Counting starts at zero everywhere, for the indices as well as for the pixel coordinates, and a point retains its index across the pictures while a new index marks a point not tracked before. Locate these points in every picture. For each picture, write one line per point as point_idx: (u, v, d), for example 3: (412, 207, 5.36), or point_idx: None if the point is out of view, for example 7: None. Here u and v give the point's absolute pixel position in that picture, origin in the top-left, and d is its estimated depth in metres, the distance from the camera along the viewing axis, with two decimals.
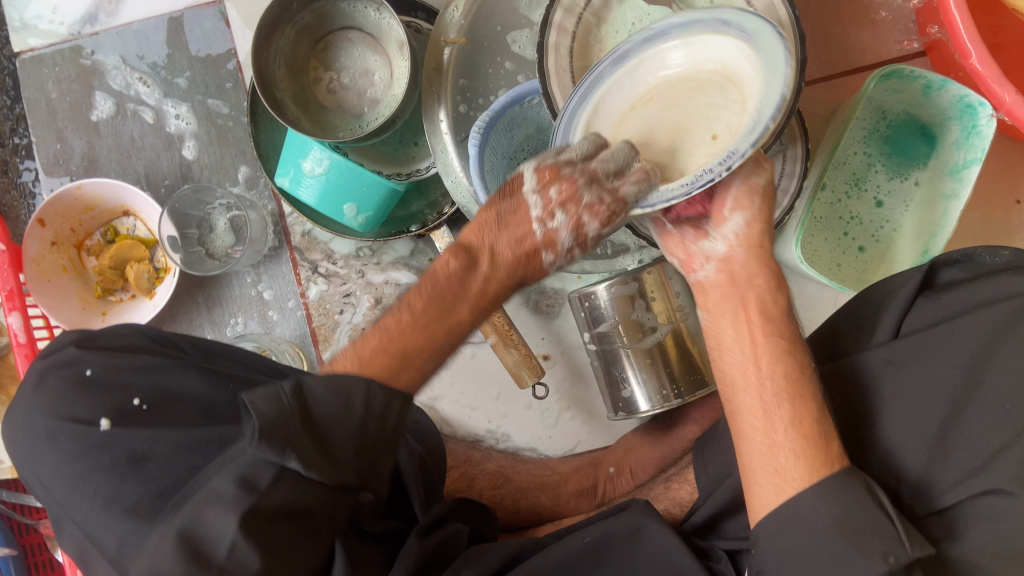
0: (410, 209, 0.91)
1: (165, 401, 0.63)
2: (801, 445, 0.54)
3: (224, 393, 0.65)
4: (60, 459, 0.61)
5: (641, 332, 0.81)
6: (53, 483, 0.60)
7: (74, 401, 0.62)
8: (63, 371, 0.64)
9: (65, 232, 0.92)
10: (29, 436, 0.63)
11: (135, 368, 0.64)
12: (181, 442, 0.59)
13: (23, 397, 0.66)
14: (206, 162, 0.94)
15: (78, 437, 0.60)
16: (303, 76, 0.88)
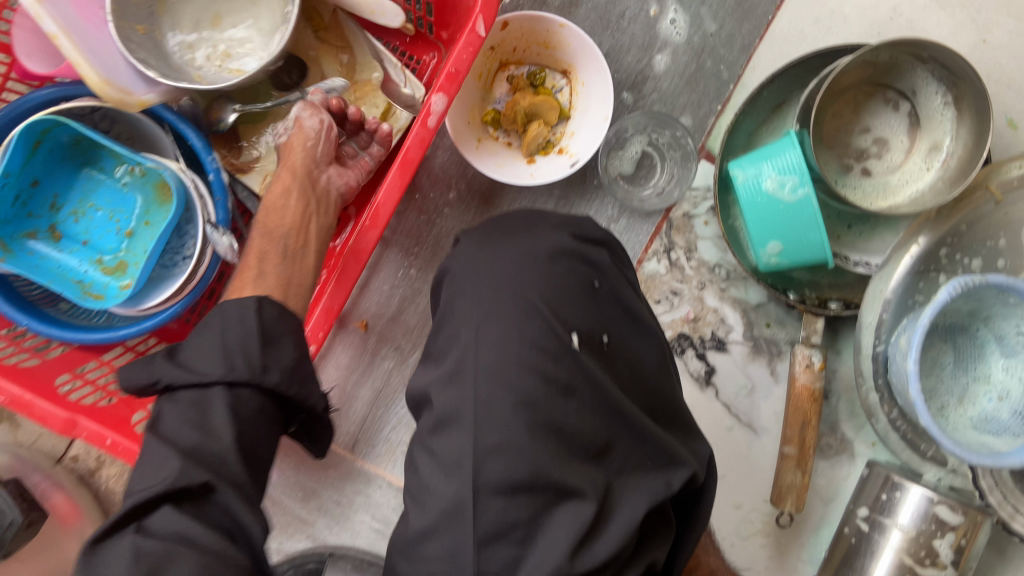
0: (795, 275, 0.85)
1: (619, 356, 0.60)
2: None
3: (653, 385, 0.62)
4: (513, 324, 0.56)
5: (928, 559, 0.77)
6: (487, 339, 0.55)
7: (575, 299, 0.59)
8: (574, 263, 0.61)
9: (508, 48, 0.85)
10: (498, 275, 0.59)
11: (622, 309, 0.62)
12: (604, 399, 0.56)
13: (521, 245, 0.61)
14: (663, 88, 0.87)
15: (542, 326, 0.56)
16: (832, 100, 0.81)
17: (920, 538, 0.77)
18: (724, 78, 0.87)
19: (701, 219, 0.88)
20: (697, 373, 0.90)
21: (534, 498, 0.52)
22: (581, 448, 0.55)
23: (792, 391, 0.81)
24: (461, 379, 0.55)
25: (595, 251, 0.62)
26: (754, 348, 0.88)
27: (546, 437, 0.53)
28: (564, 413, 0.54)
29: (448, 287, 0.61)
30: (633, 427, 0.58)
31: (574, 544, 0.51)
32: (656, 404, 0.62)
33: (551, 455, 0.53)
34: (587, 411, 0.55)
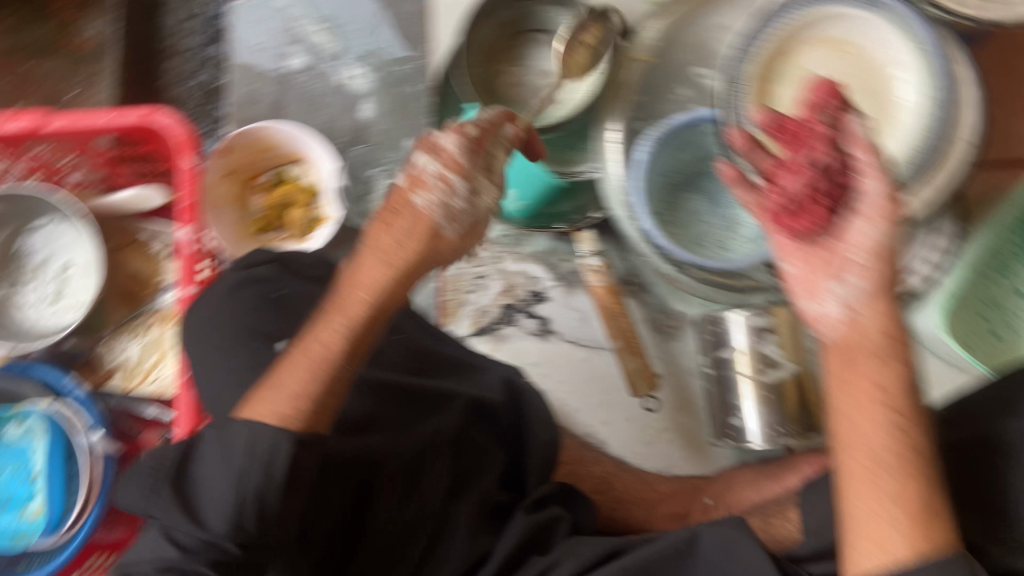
0: (560, 208, 0.94)
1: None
2: (906, 520, 0.47)
3: (403, 352, 0.74)
4: (235, 367, 0.63)
5: (766, 366, 0.83)
6: (219, 393, 0.62)
7: (264, 316, 0.66)
8: (253, 286, 0.68)
9: (243, 166, 0.99)
10: (206, 333, 0.66)
11: (320, 301, 0.69)
12: (360, 381, 0.68)
13: (209, 300, 0.68)
14: (380, 129, 1.00)
15: (252, 354, 0.63)
16: (491, 66, 0.94)
17: (757, 351, 0.83)
18: (420, 95, 1.00)
19: None
20: (535, 329, 0.98)
21: (341, 488, 0.62)
22: (345, 425, 0.64)
23: (597, 295, 0.92)
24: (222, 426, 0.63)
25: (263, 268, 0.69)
26: (567, 283, 0.97)
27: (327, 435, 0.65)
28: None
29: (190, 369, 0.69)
30: (402, 391, 0.69)
31: (389, 508, 0.63)
32: (414, 357, 0.74)
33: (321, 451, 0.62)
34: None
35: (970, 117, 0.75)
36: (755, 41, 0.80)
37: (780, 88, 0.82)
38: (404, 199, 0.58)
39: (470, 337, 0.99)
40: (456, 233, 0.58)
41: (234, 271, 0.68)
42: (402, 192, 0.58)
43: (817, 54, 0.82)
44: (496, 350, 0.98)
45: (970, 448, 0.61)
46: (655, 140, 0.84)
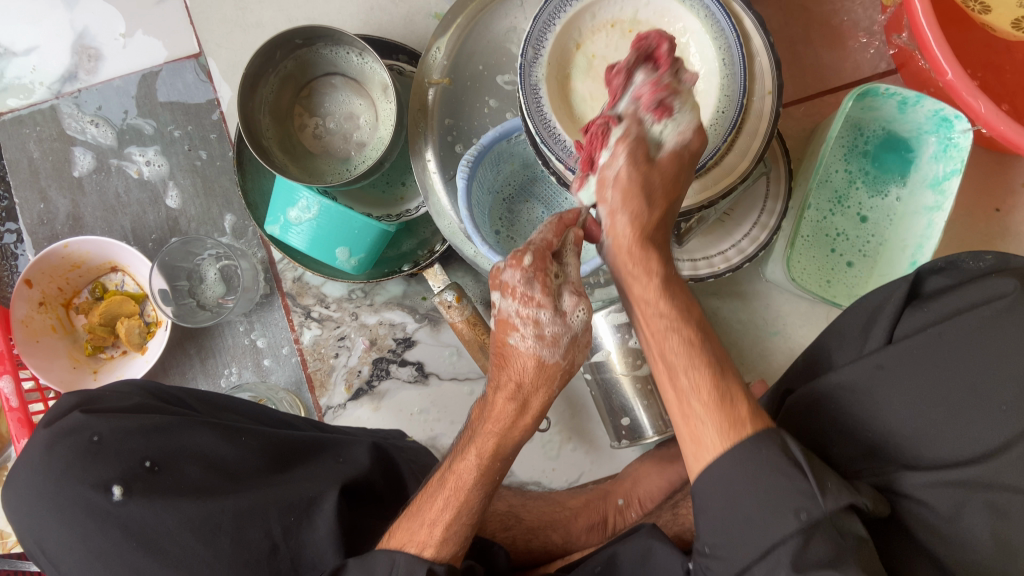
0: (404, 248, 0.93)
1: (178, 464, 0.60)
2: (707, 411, 0.55)
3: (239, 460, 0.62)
4: (72, 535, 0.57)
5: (639, 359, 0.81)
6: (67, 559, 0.57)
7: (81, 471, 0.57)
8: (67, 441, 0.59)
9: (53, 291, 0.91)
10: (31, 507, 0.58)
11: (142, 431, 0.60)
12: (192, 515, 0.57)
13: (26, 468, 0.60)
14: (193, 214, 0.94)
15: (85, 514, 0.56)
16: (289, 123, 0.88)
17: (627, 346, 0.81)
18: (226, 168, 0.94)
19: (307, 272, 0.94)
20: (411, 376, 0.94)
21: None
22: (213, 556, 0.56)
23: (460, 331, 0.86)
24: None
25: (71, 417, 0.60)
26: (430, 321, 0.94)
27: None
28: (164, 556, 0.56)
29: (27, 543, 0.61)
30: (241, 510, 0.58)
31: None
32: (265, 453, 0.64)
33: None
34: (183, 537, 0.56)
35: (768, 80, 0.76)
36: (540, 44, 0.75)
37: (576, 83, 0.79)
38: (506, 346, 0.58)
39: (347, 403, 0.94)
40: (559, 356, 0.57)
41: (42, 431, 0.60)
42: (500, 340, 0.59)
43: (606, 38, 0.78)
44: (376, 409, 0.93)
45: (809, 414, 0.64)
46: (470, 163, 0.77)
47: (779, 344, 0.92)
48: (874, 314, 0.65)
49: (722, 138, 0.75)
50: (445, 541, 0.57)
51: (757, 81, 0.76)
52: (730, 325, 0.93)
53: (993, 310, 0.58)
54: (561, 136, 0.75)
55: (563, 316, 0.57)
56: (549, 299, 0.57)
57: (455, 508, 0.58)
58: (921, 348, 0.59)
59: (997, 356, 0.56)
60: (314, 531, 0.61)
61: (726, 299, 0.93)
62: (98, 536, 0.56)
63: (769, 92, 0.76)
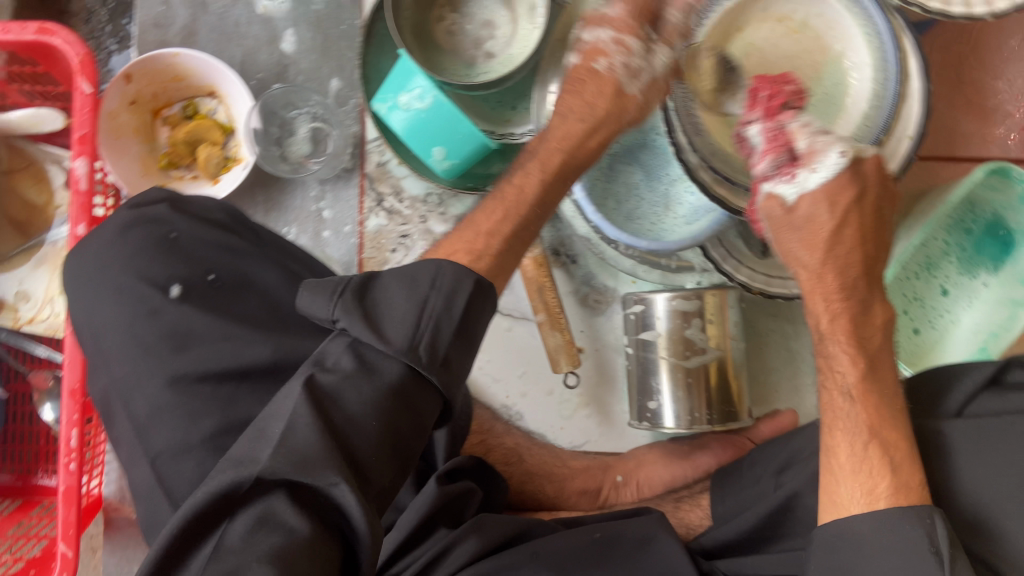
0: (491, 169, 0.90)
1: (235, 285, 0.59)
2: (851, 469, 0.58)
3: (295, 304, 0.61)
4: (120, 318, 0.57)
5: (689, 351, 0.80)
6: (106, 336, 0.57)
7: (149, 261, 0.58)
8: (145, 227, 0.60)
9: (147, 95, 0.90)
10: (94, 277, 0.59)
11: (215, 245, 0.60)
12: (230, 332, 0.56)
13: (97, 240, 0.60)
14: (304, 67, 0.93)
15: (137, 302, 0.57)
16: (428, 11, 0.87)
17: (681, 333, 0.80)
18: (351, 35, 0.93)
19: (393, 161, 0.93)
20: None
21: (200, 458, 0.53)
22: (242, 379, 0.55)
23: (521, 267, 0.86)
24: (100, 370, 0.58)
25: (156, 207, 0.61)
26: None
27: (189, 390, 0.54)
28: (194, 362, 0.55)
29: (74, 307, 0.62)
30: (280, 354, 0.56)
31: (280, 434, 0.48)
32: None
33: (217, 419, 0.54)
34: (216, 350, 0.56)
35: (912, 125, 0.73)
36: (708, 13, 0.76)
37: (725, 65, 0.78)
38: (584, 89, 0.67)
39: None
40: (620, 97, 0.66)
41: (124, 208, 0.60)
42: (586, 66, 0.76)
43: (770, 30, 0.77)
44: None
45: None
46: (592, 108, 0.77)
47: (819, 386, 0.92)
48: (947, 383, 0.65)
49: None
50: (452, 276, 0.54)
51: (901, 122, 0.73)
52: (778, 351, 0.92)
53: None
54: (696, 115, 0.75)
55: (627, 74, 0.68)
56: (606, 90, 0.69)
57: (512, 220, 0.68)
58: (990, 428, 0.58)
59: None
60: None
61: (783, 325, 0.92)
62: (139, 321, 0.56)
63: (908, 137, 0.73)
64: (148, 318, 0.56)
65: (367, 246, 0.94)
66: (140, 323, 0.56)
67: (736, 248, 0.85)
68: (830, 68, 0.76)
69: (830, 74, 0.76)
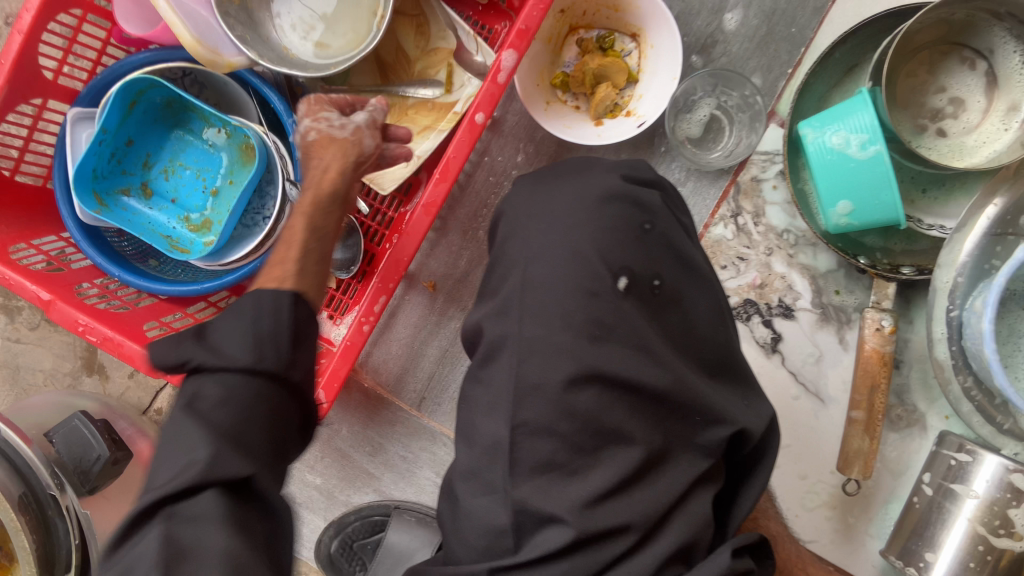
0: (866, 239, 0.84)
1: (667, 300, 0.62)
2: None
3: (699, 341, 0.63)
4: (566, 279, 0.59)
5: (1003, 529, 0.73)
6: (541, 287, 0.59)
7: (620, 245, 0.60)
8: (627, 208, 0.62)
9: (577, 10, 0.86)
10: (560, 226, 0.61)
11: (673, 254, 0.63)
12: (644, 349, 0.59)
13: (575, 194, 0.63)
14: (732, 51, 0.87)
15: (587, 276, 0.59)
16: (904, 60, 0.79)
17: (997, 506, 0.74)
18: (796, 40, 0.86)
19: (769, 183, 0.87)
20: (763, 339, 0.89)
21: (561, 443, 0.57)
22: (629, 395, 0.58)
23: (861, 354, 0.80)
24: (509, 315, 0.61)
25: (644, 193, 0.63)
26: (823, 315, 0.87)
27: (588, 384, 0.57)
28: (603, 359, 0.57)
29: (507, 237, 0.65)
30: (679, 392, 0.59)
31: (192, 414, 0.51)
32: (714, 356, 0.64)
33: (590, 425, 0.57)
34: (627, 358, 0.58)
35: None
36: None
37: None
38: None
39: None
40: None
41: (617, 181, 0.63)
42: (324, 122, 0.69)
43: None
44: None
45: None
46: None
47: None
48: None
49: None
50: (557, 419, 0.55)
51: None
52: None
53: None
54: None
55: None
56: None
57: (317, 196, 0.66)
58: None
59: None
60: (698, 445, 0.61)
61: None
62: (579, 293, 0.59)
63: None
64: (588, 298, 0.59)
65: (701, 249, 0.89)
66: (579, 293, 0.59)
67: None
68: None
69: None
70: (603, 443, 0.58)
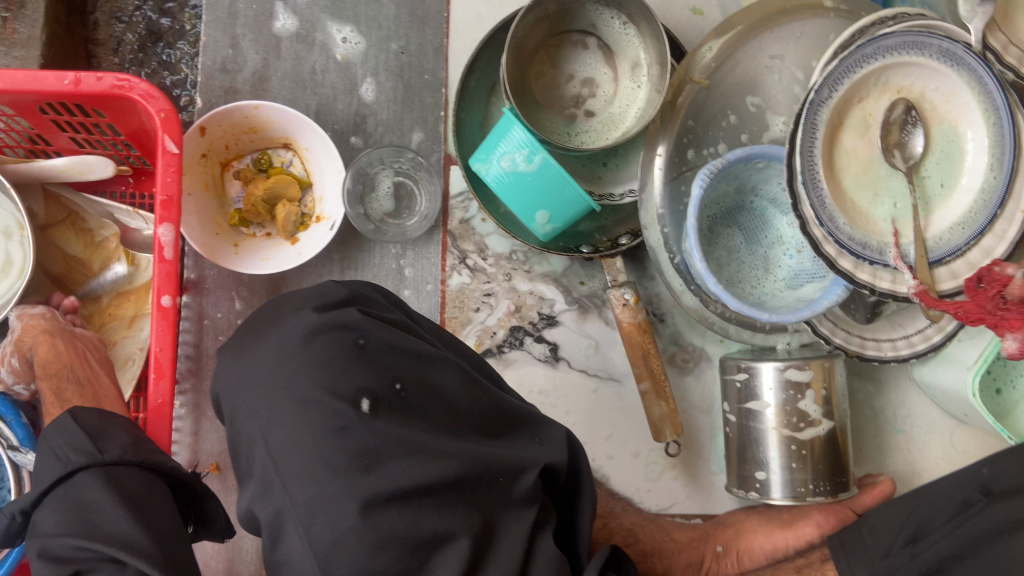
0: (581, 227, 0.89)
1: (419, 396, 0.56)
2: None
3: (472, 407, 0.58)
4: (303, 434, 0.52)
5: (803, 422, 0.80)
6: (283, 453, 0.52)
7: (340, 367, 0.54)
8: (334, 333, 0.55)
9: (219, 147, 0.84)
10: (272, 387, 0.54)
11: (402, 351, 0.57)
12: (421, 450, 0.53)
13: (275, 347, 0.56)
14: (384, 118, 0.88)
15: (325, 417, 0.52)
16: (528, 66, 0.83)
17: (791, 405, 0.80)
18: (436, 84, 0.88)
19: (477, 218, 0.90)
20: (543, 354, 0.91)
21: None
22: (429, 495, 0.52)
23: (623, 331, 0.83)
24: (271, 494, 0.52)
25: (343, 311, 0.56)
26: (580, 308, 0.91)
27: (381, 515, 0.50)
28: (386, 484, 0.51)
29: (229, 419, 0.56)
30: (475, 468, 0.54)
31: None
32: (491, 411, 0.60)
33: (406, 549, 0.50)
34: (408, 465, 0.51)
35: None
36: (836, 85, 0.73)
37: (844, 135, 0.77)
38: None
39: None
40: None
41: (311, 313, 0.55)
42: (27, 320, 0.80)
43: (889, 101, 0.76)
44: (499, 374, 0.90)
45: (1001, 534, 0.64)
46: (713, 174, 0.78)
47: (900, 444, 0.93)
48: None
49: (951, 250, 0.75)
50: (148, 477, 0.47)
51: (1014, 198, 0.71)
52: (862, 408, 0.93)
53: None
54: (820, 185, 0.74)
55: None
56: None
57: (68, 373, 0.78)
58: None
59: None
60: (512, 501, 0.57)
61: (866, 383, 0.93)
62: (326, 437, 0.51)
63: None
64: (337, 436, 0.51)
65: (448, 302, 0.89)
66: (327, 437, 0.51)
67: (834, 312, 0.85)
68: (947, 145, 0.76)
69: (941, 141, 0.76)
70: (426, 553, 0.51)
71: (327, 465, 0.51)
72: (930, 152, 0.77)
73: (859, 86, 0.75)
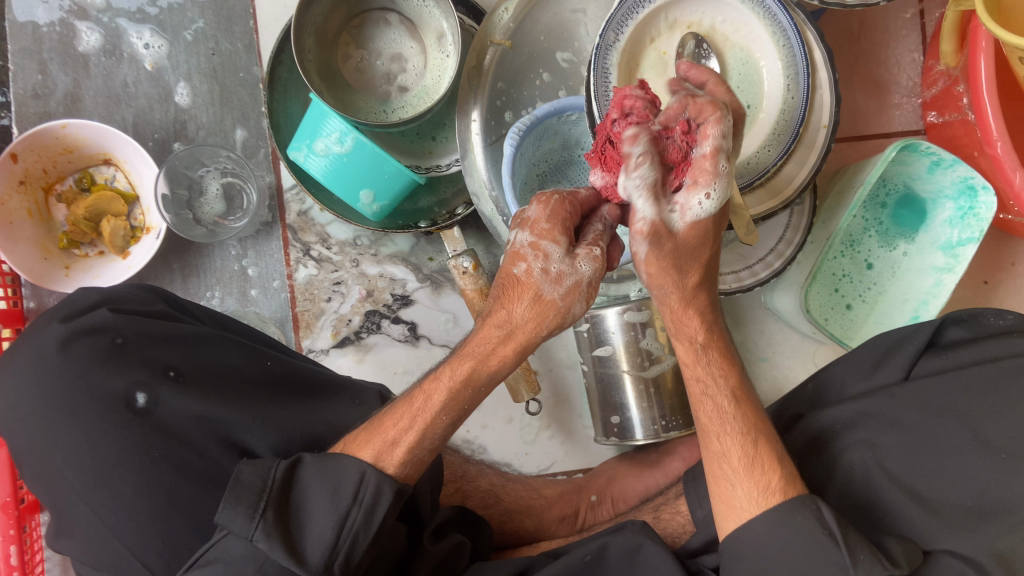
0: (419, 203, 0.89)
1: (200, 378, 0.61)
2: (740, 476, 0.58)
3: (258, 376, 0.63)
4: (88, 433, 0.57)
5: (647, 360, 0.81)
6: (69, 453, 0.57)
7: (102, 370, 0.58)
8: (88, 338, 0.59)
9: (37, 172, 0.83)
10: (47, 396, 0.58)
11: (167, 340, 0.61)
12: (213, 426, 0.59)
13: (35, 357, 0.60)
14: (204, 122, 0.88)
15: (101, 415, 0.57)
16: (332, 50, 0.84)
17: (637, 345, 0.81)
18: (251, 80, 0.88)
19: (314, 208, 0.89)
20: (402, 335, 0.91)
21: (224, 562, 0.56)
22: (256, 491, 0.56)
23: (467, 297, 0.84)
24: (75, 507, 0.57)
25: (94, 314, 0.61)
26: (432, 284, 0.90)
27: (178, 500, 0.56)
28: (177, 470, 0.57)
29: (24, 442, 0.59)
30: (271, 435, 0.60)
31: None
32: (286, 378, 0.65)
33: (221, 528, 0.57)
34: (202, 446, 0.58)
35: (826, 115, 0.75)
36: (620, 29, 0.74)
37: (643, 76, 0.78)
38: (513, 275, 0.57)
39: (330, 349, 0.90)
40: (559, 294, 0.56)
41: (58, 323, 0.60)
42: None
43: (680, 37, 0.78)
44: (360, 361, 0.90)
45: (822, 438, 0.63)
46: (521, 133, 0.75)
47: (765, 371, 0.95)
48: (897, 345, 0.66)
49: (759, 172, 0.76)
50: (403, 464, 0.56)
51: (814, 113, 0.76)
52: None
53: (1010, 366, 0.59)
54: None
55: (572, 258, 0.56)
56: (563, 234, 0.56)
57: None
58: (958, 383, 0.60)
59: (1006, 412, 0.57)
60: None
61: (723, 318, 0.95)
62: (111, 429, 0.57)
63: (824, 126, 0.75)
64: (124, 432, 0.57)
65: (296, 292, 0.89)
66: (109, 436, 0.57)
67: None
68: (742, 68, 0.78)
69: (736, 66, 0.78)
70: None
71: (110, 457, 0.57)
72: (729, 78, 0.78)
73: (644, 29, 0.77)
